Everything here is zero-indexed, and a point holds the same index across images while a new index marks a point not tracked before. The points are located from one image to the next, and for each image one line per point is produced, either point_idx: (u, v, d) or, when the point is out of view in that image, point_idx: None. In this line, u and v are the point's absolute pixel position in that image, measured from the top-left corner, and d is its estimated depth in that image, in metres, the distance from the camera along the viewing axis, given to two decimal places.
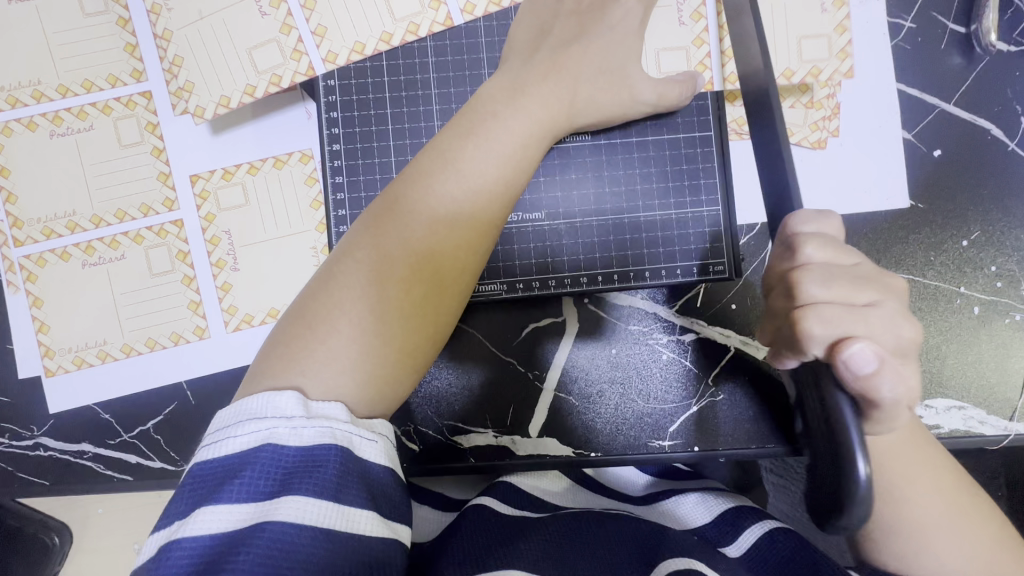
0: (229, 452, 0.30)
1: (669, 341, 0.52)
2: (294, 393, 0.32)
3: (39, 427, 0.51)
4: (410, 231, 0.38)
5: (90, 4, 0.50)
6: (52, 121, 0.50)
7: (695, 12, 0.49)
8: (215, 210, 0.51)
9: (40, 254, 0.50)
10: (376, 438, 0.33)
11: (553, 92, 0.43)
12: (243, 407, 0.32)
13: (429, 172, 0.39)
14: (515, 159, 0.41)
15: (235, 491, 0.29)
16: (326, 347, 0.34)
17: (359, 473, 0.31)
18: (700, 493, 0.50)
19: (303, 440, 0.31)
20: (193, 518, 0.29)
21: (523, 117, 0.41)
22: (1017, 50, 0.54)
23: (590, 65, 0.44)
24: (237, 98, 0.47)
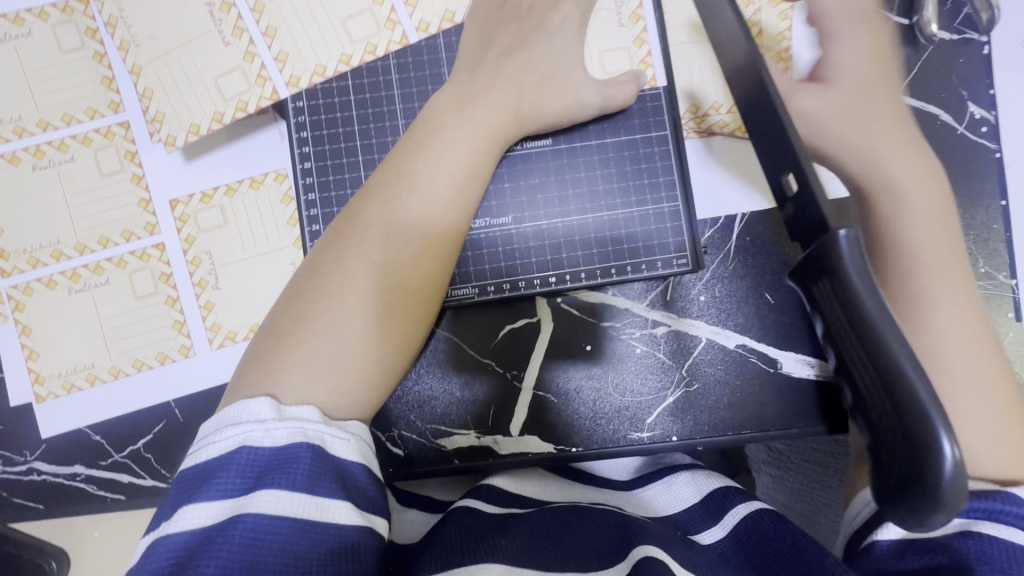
0: (209, 456, 0.33)
1: (642, 335, 0.54)
2: (267, 399, 0.34)
3: (31, 452, 0.52)
4: (369, 244, 0.40)
5: (67, 41, 0.52)
6: (35, 155, 0.52)
7: (634, 14, 0.51)
8: (195, 232, 0.52)
9: (27, 284, 0.52)
10: (347, 437, 0.35)
11: (502, 101, 0.45)
12: (222, 416, 0.34)
13: (385, 188, 0.42)
14: (468, 171, 0.43)
15: (213, 490, 0.31)
16: (295, 358, 0.37)
17: (331, 469, 0.33)
18: (690, 473, 0.53)
19: (277, 441, 0.33)
20: (178, 516, 0.31)
21: (473, 129, 0.44)
22: (960, 38, 0.56)
23: (532, 74, 0.47)
24: (206, 125, 0.49)
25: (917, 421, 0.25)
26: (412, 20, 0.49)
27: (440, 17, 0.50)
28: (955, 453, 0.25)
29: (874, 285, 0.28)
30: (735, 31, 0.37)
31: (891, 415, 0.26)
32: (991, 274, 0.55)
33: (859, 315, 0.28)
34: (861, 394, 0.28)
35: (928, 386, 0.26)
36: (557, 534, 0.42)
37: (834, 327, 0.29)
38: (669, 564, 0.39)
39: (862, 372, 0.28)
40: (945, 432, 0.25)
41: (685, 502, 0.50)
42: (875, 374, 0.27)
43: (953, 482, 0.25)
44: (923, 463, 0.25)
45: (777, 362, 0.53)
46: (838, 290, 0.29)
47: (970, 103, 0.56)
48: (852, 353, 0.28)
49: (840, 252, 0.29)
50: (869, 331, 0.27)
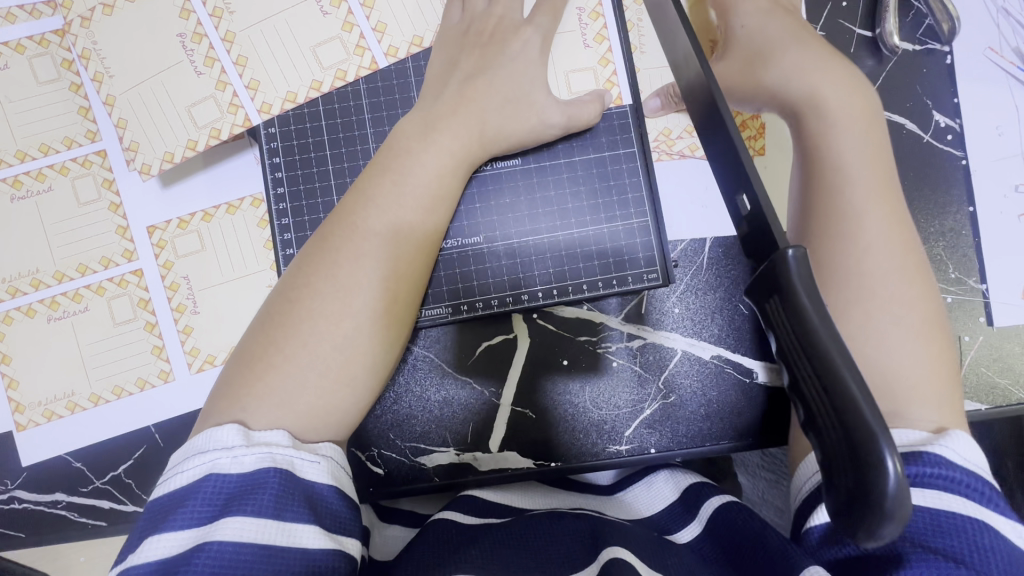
0: (178, 485, 0.33)
1: (618, 348, 0.54)
2: (235, 425, 0.35)
3: (13, 480, 0.52)
4: (337, 268, 0.40)
5: (43, 73, 0.53)
6: (13, 186, 0.53)
7: (598, 34, 0.52)
8: (172, 257, 0.53)
9: (6, 313, 0.52)
10: (319, 459, 0.36)
11: (466, 124, 0.46)
12: (193, 444, 0.35)
13: (352, 212, 0.42)
14: (434, 192, 0.44)
15: (180, 519, 0.32)
16: (265, 384, 0.37)
17: (300, 492, 0.34)
18: (669, 473, 0.54)
19: (244, 467, 0.33)
20: (145, 546, 0.31)
21: (439, 152, 0.45)
22: (923, 48, 0.57)
23: (497, 95, 0.48)
24: (180, 153, 0.49)
25: (860, 437, 0.26)
26: (381, 45, 0.50)
27: (408, 42, 0.51)
28: (897, 469, 0.25)
29: (821, 301, 0.29)
30: (689, 52, 0.38)
31: (841, 435, 0.27)
32: (962, 280, 0.56)
33: (807, 332, 0.29)
34: (811, 409, 0.29)
35: (871, 402, 0.26)
36: (535, 547, 0.43)
37: (786, 344, 0.30)
38: (637, 566, 0.39)
39: (812, 389, 0.29)
40: (889, 448, 0.25)
41: (665, 500, 0.51)
42: (822, 391, 0.28)
43: (897, 497, 0.25)
44: (869, 479, 0.26)
45: (753, 372, 0.54)
46: (787, 308, 0.30)
47: (935, 112, 0.57)
48: (803, 370, 0.29)
49: (788, 271, 0.30)
50: (816, 349, 0.28)
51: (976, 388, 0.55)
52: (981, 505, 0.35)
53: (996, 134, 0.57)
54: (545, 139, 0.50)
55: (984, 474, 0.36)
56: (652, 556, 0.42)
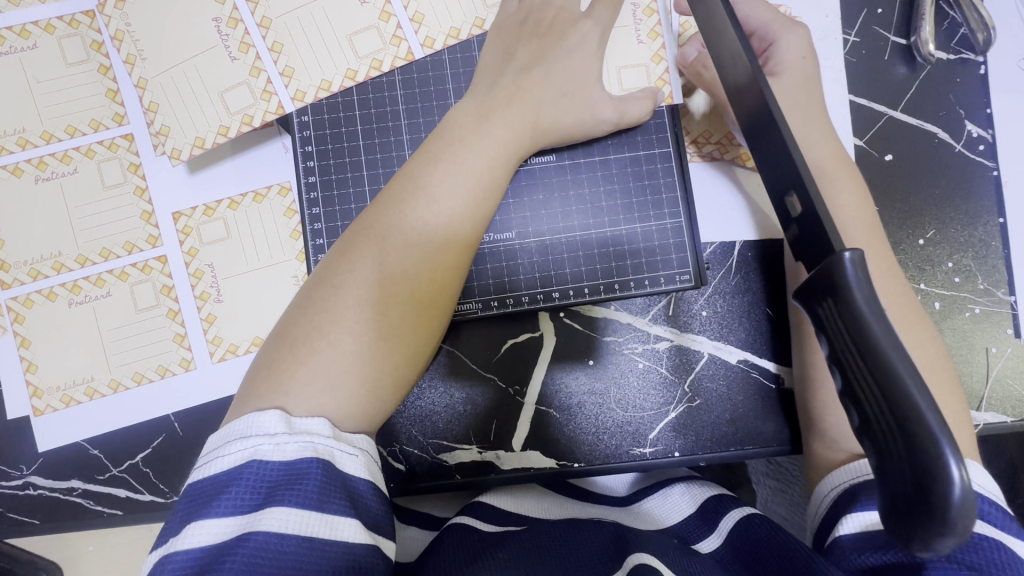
0: (218, 470, 0.33)
1: (645, 350, 0.54)
2: (277, 411, 0.35)
3: (28, 466, 0.51)
4: (386, 254, 0.41)
5: (72, 54, 0.52)
6: (37, 167, 0.52)
7: (652, 31, 0.52)
8: (197, 245, 0.52)
9: (27, 296, 0.52)
10: (356, 452, 0.35)
11: (518, 116, 0.46)
12: (231, 428, 0.34)
13: (401, 200, 0.42)
14: (484, 184, 0.44)
15: (222, 506, 0.31)
16: (308, 368, 0.37)
17: (340, 485, 0.33)
18: (684, 485, 0.53)
19: (286, 455, 0.33)
20: (186, 532, 0.31)
21: (489, 141, 0.45)
22: (956, 57, 0.57)
23: (556, 87, 0.48)
24: (211, 139, 0.49)
25: (925, 445, 0.25)
26: (417, 36, 0.50)
27: (445, 34, 0.50)
28: (963, 477, 0.25)
29: (880, 306, 0.28)
30: (738, 50, 0.37)
31: (900, 439, 0.26)
32: (991, 291, 0.56)
33: (864, 337, 0.28)
34: (867, 416, 0.28)
35: (934, 408, 0.26)
36: (557, 549, 0.42)
37: (840, 349, 0.29)
38: (661, 568, 0.38)
39: (868, 395, 0.28)
40: (955, 457, 0.25)
41: (681, 512, 0.50)
42: (881, 396, 0.27)
43: (961, 507, 0.25)
44: (930, 485, 0.25)
45: (781, 378, 0.53)
46: (843, 312, 0.29)
47: (967, 122, 0.57)
48: (859, 376, 0.28)
49: (845, 275, 0.29)
50: (874, 353, 0.28)
51: (1003, 400, 0.55)
52: (996, 527, 0.36)
53: None
54: (596, 134, 0.50)
55: (997, 498, 0.38)
56: (677, 558, 0.41)
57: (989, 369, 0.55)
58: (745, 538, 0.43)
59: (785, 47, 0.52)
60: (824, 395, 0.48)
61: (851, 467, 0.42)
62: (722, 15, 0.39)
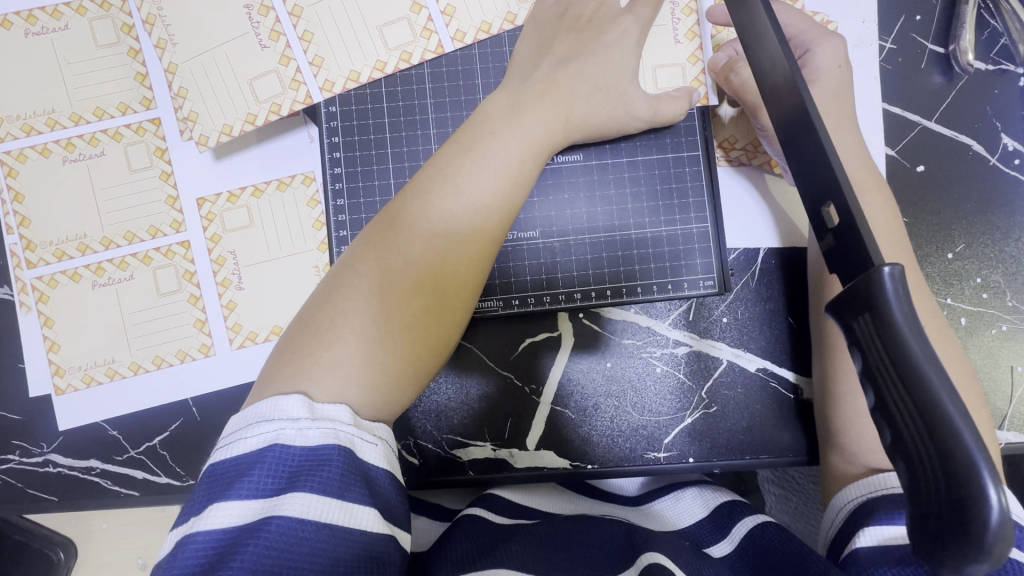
0: (240, 452, 0.33)
1: (663, 354, 0.53)
2: (300, 397, 0.35)
3: (48, 444, 0.52)
4: (410, 246, 0.40)
5: (103, 36, 0.52)
6: (65, 148, 0.52)
7: (690, 30, 0.51)
8: (220, 231, 0.52)
9: (52, 276, 0.52)
10: (376, 442, 0.35)
11: (550, 110, 0.46)
12: (254, 411, 0.34)
13: (429, 190, 0.42)
14: (513, 177, 0.44)
15: (244, 488, 0.31)
16: (331, 355, 0.37)
17: (359, 473, 0.33)
18: (698, 489, 0.52)
19: (308, 440, 0.33)
20: (207, 513, 0.31)
21: (519, 134, 0.44)
22: (996, 68, 0.56)
23: (590, 81, 0.47)
24: (239, 126, 0.49)
25: (962, 465, 0.25)
26: (448, 29, 0.50)
27: (476, 27, 0.50)
28: (1001, 501, 0.24)
29: (919, 324, 0.27)
30: (777, 51, 0.37)
31: (935, 459, 0.26)
32: (1019, 309, 0.55)
33: (901, 355, 0.27)
34: (899, 433, 0.28)
35: (971, 428, 0.25)
36: (569, 543, 0.42)
37: (874, 366, 0.29)
38: (672, 567, 0.38)
39: (903, 412, 0.27)
40: (993, 481, 0.25)
41: (694, 516, 0.49)
42: (917, 414, 0.27)
43: (999, 532, 0.24)
44: (966, 507, 0.25)
45: (799, 388, 0.53)
46: (879, 326, 0.28)
47: (1004, 135, 0.56)
48: (894, 394, 0.28)
49: (883, 289, 0.28)
50: (911, 371, 0.27)
51: None
52: None
53: None
54: (628, 130, 0.49)
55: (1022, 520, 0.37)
56: (691, 560, 0.41)
57: (1014, 388, 0.54)
58: (758, 541, 0.43)
59: (822, 51, 0.51)
60: (845, 406, 0.47)
61: (869, 480, 0.42)
62: (761, 14, 0.38)
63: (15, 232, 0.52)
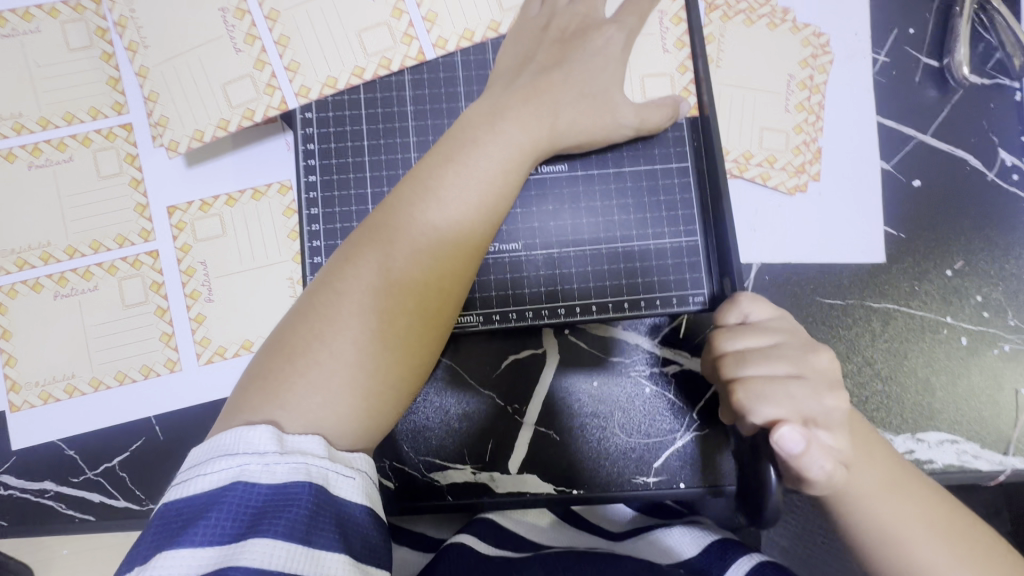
0: (200, 490, 0.31)
1: (652, 373, 0.51)
2: (268, 427, 0.33)
3: (0, 464, 0.49)
4: (392, 259, 0.38)
5: (75, 39, 0.51)
6: (32, 153, 0.50)
7: (678, 40, 0.49)
8: (191, 241, 0.50)
9: (12, 286, 0.50)
10: (353, 475, 0.33)
11: (535, 117, 0.44)
12: (216, 443, 0.32)
13: (410, 202, 0.40)
14: (496, 187, 0.42)
15: (203, 532, 0.29)
16: (308, 380, 0.35)
17: (330, 513, 0.31)
18: (684, 528, 0.48)
19: (276, 477, 0.31)
20: (157, 560, 0.29)
21: (504, 142, 0.43)
22: (991, 82, 0.55)
23: (577, 90, 0.46)
24: (211, 132, 0.47)
25: None
26: (430, 35, 0.48)
27: (458, 35, 0.48)
28: None
29: None
30: None
31: None
32: (1022, 328, 0.53)
33: None
34: None
35: None
36: None
37: None
38: None
39: None
40: None
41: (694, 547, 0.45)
42: None
43: None
44: None
45: None
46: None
47: (1001, 149, 0.54)
48: None
49: None
50: None
51: None
52: None
53: None
54: (616, 139, 0.48)
55: None
56: None
57: (1019, 411, 0.52)
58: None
59: None
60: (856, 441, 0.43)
61: None
62: None
63: None
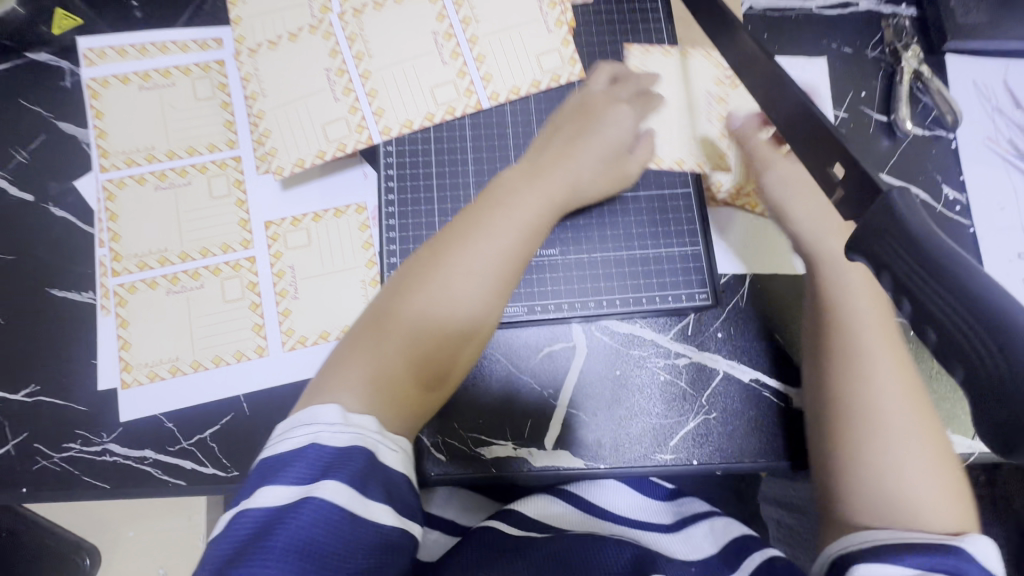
0: (283, 449, 0.39)
1: (666, 364, 0.60)
2: (337, 406, 0.41)
3: (108, 433, 0.57)
4: (446, 288, 0.47)
5: (201, 91, 0.64)
6: (159, 178, 0.62)
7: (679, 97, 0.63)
8: (283, 249, 0.61)
9: (132, 283, 0.60)
10: (395, 448, 0.42)
11: (554, 183, 0.54)
12: (297, 416, 0.40)
13: (466, 234, 0.49)
14: (548, 200, 0.53)
15: (287, 477, 0.37)
16: (367, 373, 0.45)
17: (378, 473, 0.39)
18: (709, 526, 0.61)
19: (341, 441, 0.39)
20: (256, 495, 0.36)
21: (543, 190, 0.53)
22: (931, 133, 0.68)
23: (572, 172, 0.55)
24: (310, 160, 0.59)
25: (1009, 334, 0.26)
26: (486, 91, 0.61)
27: (507, 90, 0.62)
28: None
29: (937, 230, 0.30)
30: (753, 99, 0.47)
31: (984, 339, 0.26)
32: None
33: (925, 253, 0.29)
34: (942, 327, 0.28)
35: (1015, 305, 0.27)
36: None
37: (902, 275, 0.30)
38: None
39: (945, 311, 0.28)
40: None
41: (703, 552, 0.57)
42: (959, 307, 0.27)
43: None
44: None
45: (789, 397, 0.59)
46: (884, 210, 0.32)
47: (944, 186, 0.67)
48: (928, 292, 0.29)
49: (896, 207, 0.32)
50: (938, 266, 0.29)
51: None
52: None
53: (999, 209, 0.66)
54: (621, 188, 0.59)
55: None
56: None
57: None
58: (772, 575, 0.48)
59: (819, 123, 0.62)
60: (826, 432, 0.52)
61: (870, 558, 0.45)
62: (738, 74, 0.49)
63: (107, 245, 0.61)
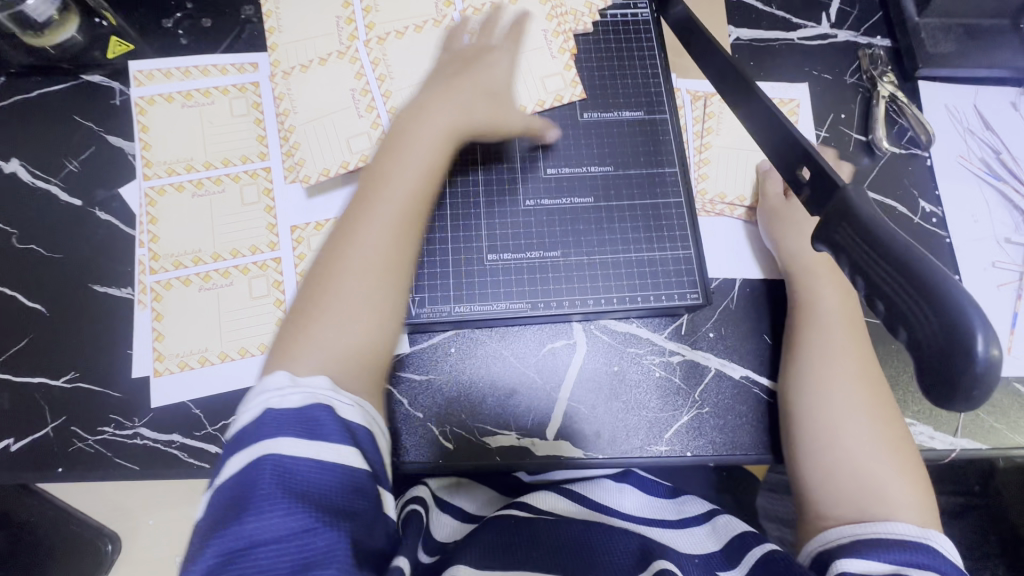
0: (242, 418, 0.42)
1: (661, 361, 0.64)
2: (285, 372, 0.44)
3: (140, 418, 0.61)
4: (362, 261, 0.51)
5: (238, 109, 0.71)
6: (196, 185, 0.68)
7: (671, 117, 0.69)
8: (306, 251, 0.66)
9: (167, 280, 0.65)
10: (352, 403, 0.45)
11: (426, 140, 0.58)
12: (257, 385, 0.44)
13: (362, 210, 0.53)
14: None
15: (248, 442, 0.41)
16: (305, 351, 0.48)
17: (337, 424, 0.43)
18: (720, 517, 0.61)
19: (293, 402, 0.42)
20: (225, 462, 0.41)
21: (382, 146, 0.57)
22: (907, 151, 0.73)
23: (400, 153, 0.56)
24: (335, 169, 0.66)
25: (942, 301, 0.30)
26: None
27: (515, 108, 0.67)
28: (988, 347, 0.28)
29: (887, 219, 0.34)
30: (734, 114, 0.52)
31: (922, 307, 0.31)
32: None
33: (876, 238, 0.34)
34: (890, 299, 0.32)
35: (950, 279, 0.31)
36: None
37: (858, 259, 0.35)
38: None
39: (893, 286, 0.32)
40: (981, 322, 0.29)
41: (706, 549, 0.58)
42: (906, 283, 0.32)
43: (987, 363, 0.28)
44: (957, 339, 0.29)
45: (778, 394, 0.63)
46: (842, 203, 0.37)
47: (921, 200, 0.71)
48: (878, 271, 0.33)
49: (852, 200, 0.37)
50: (886, 247, 0.33)
51: (976, 429, 0.63)
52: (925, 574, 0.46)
53: (973, 221, 0.71)
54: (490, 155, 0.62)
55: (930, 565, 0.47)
56: None
57: None
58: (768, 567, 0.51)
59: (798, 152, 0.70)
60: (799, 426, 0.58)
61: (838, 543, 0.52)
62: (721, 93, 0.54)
63: (146, 246, 0.66)
